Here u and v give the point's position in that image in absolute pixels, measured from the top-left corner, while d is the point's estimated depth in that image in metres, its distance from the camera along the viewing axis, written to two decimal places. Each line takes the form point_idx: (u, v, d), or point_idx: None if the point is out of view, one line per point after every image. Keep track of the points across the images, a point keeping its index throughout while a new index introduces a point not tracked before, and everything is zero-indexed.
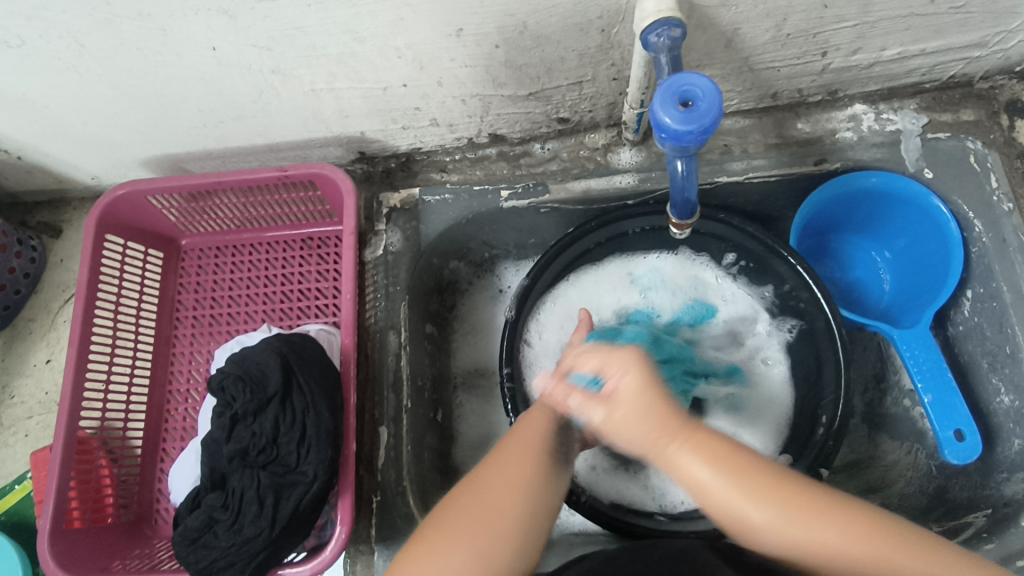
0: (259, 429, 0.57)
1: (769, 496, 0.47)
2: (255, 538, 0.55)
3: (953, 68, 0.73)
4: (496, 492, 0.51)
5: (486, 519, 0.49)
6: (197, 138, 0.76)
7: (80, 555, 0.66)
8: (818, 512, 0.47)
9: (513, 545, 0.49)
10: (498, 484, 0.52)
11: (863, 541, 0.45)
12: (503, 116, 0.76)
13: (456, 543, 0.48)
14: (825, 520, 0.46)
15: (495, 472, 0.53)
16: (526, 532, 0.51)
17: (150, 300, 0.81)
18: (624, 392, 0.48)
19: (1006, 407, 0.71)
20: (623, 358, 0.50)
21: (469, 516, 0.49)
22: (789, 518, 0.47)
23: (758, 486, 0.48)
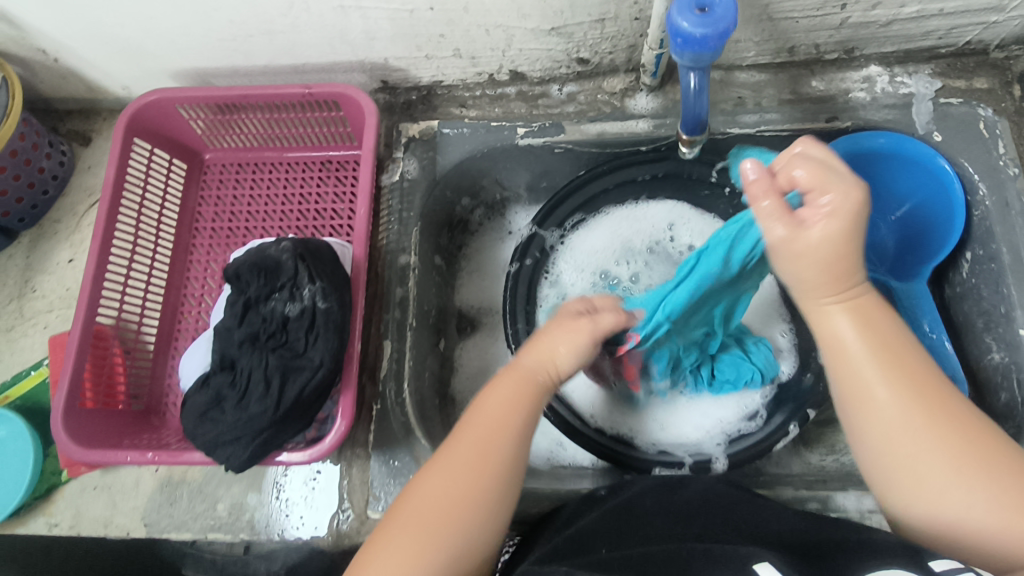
0: (269, 314, 0.60)
1: (922, 399, 0.46)
2: (260, 415, 0.58)
3: (969, 33, 0.74)
4: (468, 457, 0.52)
5: (452, 500, 0.51)
6: (228, 52, 0.78)
7: (90, 432, 0.69)
8: (969, 428, 0.46)
9: (487, 514, 0.51)
10: (477, 443, 0.53)
11: (1004, 476, 0.44)
12: (525, 52, 0.78)
13: (431, 527, 0.49)
14: (987, 467, 0.44)
15: (455, 456, 0.53)
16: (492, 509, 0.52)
17: (172, 208, 0.83)
18: (815, 237, 0.47)
19: (996, 363, 0.73)
20: (845, 190, 0.47)
21: (421, 517, 0.50)
22: (918, 424, 0.46)
23: (935, 414, 0.46)
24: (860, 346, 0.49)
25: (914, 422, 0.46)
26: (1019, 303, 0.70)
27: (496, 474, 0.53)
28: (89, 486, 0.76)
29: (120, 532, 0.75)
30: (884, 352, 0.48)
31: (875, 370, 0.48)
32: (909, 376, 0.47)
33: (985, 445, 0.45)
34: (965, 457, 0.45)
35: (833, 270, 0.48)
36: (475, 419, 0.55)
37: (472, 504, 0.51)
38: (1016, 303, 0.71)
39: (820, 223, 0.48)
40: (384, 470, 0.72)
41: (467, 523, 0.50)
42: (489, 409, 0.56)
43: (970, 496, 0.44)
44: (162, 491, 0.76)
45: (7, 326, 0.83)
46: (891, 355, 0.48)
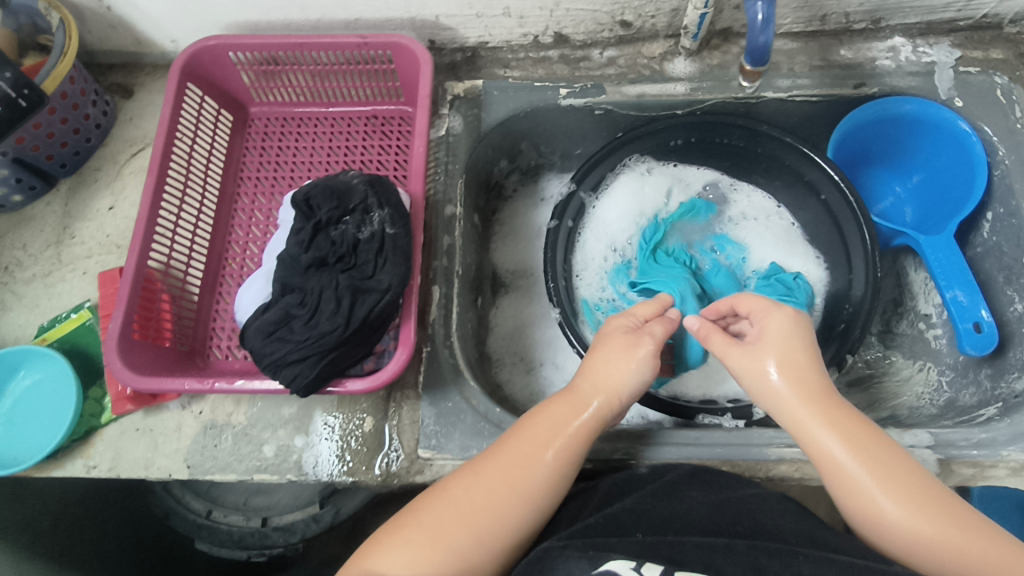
0: (339, 238, 0.61)
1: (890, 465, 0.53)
2: (330, 333, 0.58)
3: (987, 6, 0.80)
4: (494, 477, 0.56)
5: (474, 513, 0.54)
6: (284, 3, 0.80)
7: (142, 364, 0.68)
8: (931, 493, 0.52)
9: (504, 527, 0.55)
10: (508, 463, 0.57)
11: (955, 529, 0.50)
12: (572, 12, 0.81)
13: (447, 534, 0.53)
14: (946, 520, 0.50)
15: (484, 472, 0.57)
16: (512, 525, 0.55)
17: (218, 157, 0.84)
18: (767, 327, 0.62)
19: (1019, 314, 0.76)
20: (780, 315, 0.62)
21: (444, 526, 0.54)
22: (890, 479, 0.52)
23: (898, 474, 0.52)
24: (824, 430, 0.55)
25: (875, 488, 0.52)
26: None
27: (525, 489, 0.56)
28: (130, 428, 0.74)
29: (162, 474, 0.72)
30: (849, 437, 0.54)
31: (833, 441, 0.55)
32: (876, 452, 0.53)
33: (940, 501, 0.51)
34: (931, 512, 0.51)
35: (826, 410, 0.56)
36: (512, 442, 0.59)
37: (492, 516, 0.55)
38: None
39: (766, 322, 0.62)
40: (435, 410, 0.72)
41: (483, 534, 0.54)
42: (527, 430, 0.59)
43: (935, 531, 0.50)
44: (207, 434, 0.73)
45: (45, 271, 0.82)
46: (855, 436, 0.55)
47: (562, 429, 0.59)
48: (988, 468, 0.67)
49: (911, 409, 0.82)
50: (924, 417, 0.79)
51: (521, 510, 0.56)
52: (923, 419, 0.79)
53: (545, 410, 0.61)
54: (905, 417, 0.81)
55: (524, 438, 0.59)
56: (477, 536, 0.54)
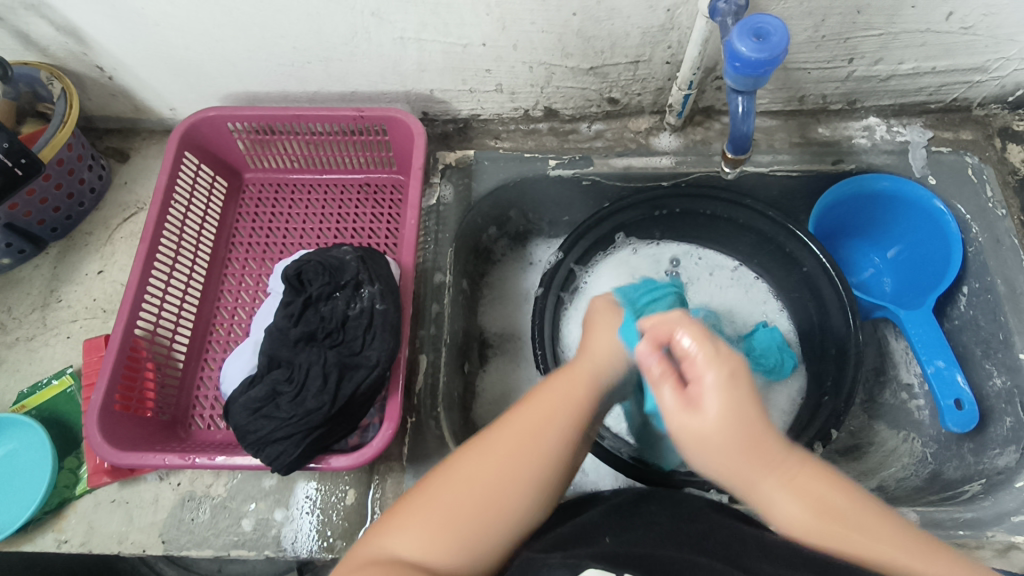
0: (328, 313, 0.61)
1: (877, 531, 0.46)
2: (316, 410, 0.57)
3: (956, 91, 0.83)
4: (512, 447, 0.51)
5: (498, 485, 0.49)
6: (283, 76, 0.83)
7: (123, 436, 0.67)
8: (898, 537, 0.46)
9: (528, 503, 0.50)
10: (523, 432, 0.52)
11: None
12: (561, 89, 0.84)
13: (464, 520, 0.48)
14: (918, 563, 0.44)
15: (497, 439, 0.52)
16: (539, 498, 0.51)
17: (211, 222, 0.85)
18: (710, 418, 0.45)
19: (998, 389, 0.77)
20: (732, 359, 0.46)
21: (456, 506, 0.48)
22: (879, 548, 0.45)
23: (883, 535, 0.46)
24: (787, 498, 0.46)
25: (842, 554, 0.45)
26: (1017, 329, 0.76)
27: (550, 454, 0.51)
28: (105, 499, 0.71)
29: (135, 550, 0.69)
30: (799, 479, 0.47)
31: (782, 493, 0.46)
32: (859, 516, 0.46)
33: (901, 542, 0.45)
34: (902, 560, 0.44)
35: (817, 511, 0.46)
36: (524, 408, 0.54)
37: (518, 488, 0.50)
38: (1014, 330, 0.76)
39: (709, 388, 0.45)
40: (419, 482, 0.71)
41: (510, 507, 0.49)
42: (552, 393, 0.54)
43: None
44: (184, 507, 0.71)
45: (28, 335, 0.81)
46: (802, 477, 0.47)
47: (569, 395, 0.54)
48: (975, 549, 0.67)
49: (897, 482, 0.82)
50: (909, 492, 0.79)
51: (535, 484, 0.50)
52: (909, 492, 0.79)
53: (550, 381, 0.56)
54: (892, 490, 0.80)
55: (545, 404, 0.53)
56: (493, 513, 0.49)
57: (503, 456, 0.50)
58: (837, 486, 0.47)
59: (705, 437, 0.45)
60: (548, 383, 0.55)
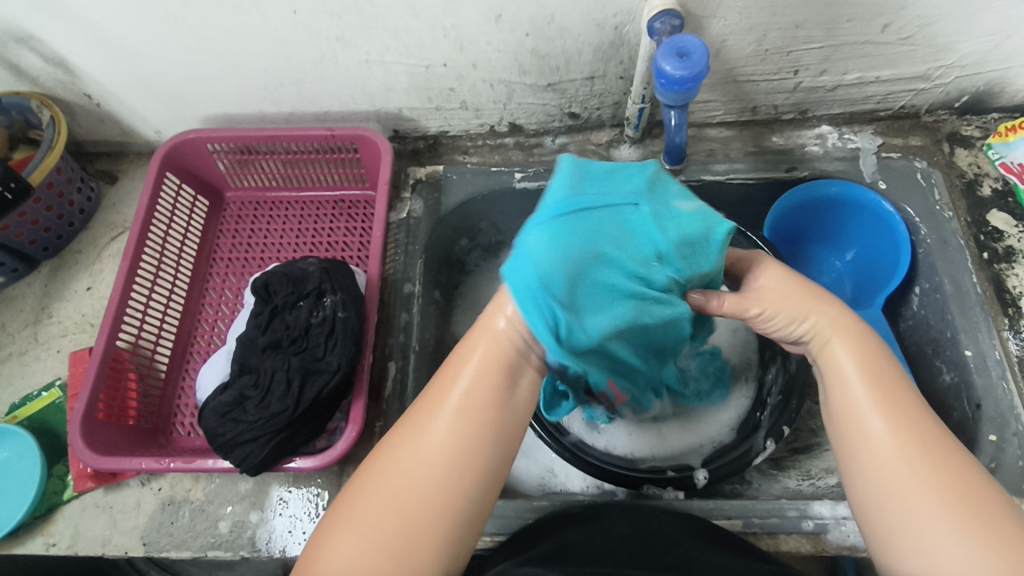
0: (293, 322, 0.65)
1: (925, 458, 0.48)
2: (280, 413, 0.61)
3: (903, 98, 0.86)
4: (430, 446, 0.48)
5: (408, 499, 0.46)
6: (259, 99, 0.87)
7: (104, 442, 0.71)
8: (948, 464, 0.47)
9: (445, 512, 0.47)
10: (434, 438, 0.48)
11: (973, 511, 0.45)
12: (523, 106, 0.88)
13: (378, 533, 0.46)
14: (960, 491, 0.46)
15: (405, 446, 0.48)
16: (457, 500, 0.47)
17: (193, 240, 0.89)
18: (760, 287, 0.60)
19: (949, 384, 0.79)
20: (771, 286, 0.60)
21: (375, 517, 0.46)
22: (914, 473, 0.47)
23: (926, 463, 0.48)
24: (866, 406, 0.51)
25: (869, 402, 0.51)
26: (963, 327, 0.78)
27: (464, 456, 0.48)
28: (90, 504, 0.75)
29: (118, 552, 0.73)
30: (880, 401, 0.51)
31: (864, 393, 0.52)
32: (915, 446, 0.48)
33: (957, 476, 0.47)
34: (936, 483, 0.46)
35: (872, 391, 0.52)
36: (436, 405, 0.50)
37: (433, 495, 0.47)
38: (960, 327, 0.78)
39: (755, 305, 0.59)
40: None
41: (428, 519, 0.46)
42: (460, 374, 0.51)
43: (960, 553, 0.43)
44: (164, 511, 0.74)
45: (21, 350, 0.86)
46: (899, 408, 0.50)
47: (481, 382, 0.50)
48: None
49: None
50: None
51: (459, 487, 0.47)
52: None
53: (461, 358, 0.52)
54: None
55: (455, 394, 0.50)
56: (421, 513, 0.46)
57: (426, 451, 0.48)
58: (897, 413, 0.50)
59: (770, 298, 0.59)
60: (455, 363, 0.52)
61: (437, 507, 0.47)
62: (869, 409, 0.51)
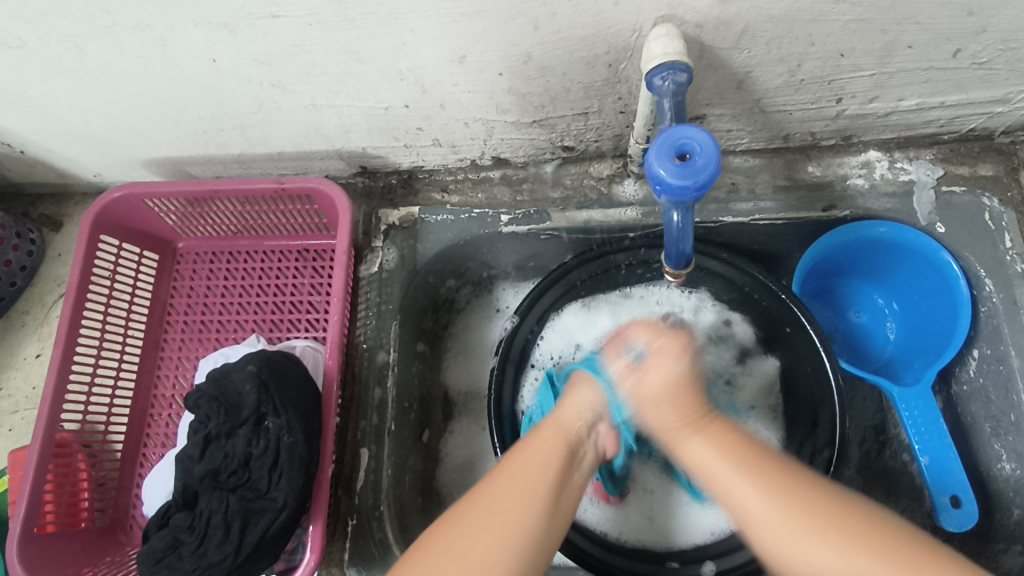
0: (231, 451, 0.57)
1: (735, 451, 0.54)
2: (219, 563, 0.54)
3: (973, 122, 0.71)
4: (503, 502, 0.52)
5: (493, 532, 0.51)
6: (199, 143, 0.75)
7: (47, 559, 0.65)
8: (779, 477, 0.51)
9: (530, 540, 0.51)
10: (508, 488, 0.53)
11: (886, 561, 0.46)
12: (507, 141, 0.74)
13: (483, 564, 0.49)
14: (825, 527, 0.48)
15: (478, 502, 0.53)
16: (534, 543, 0.52)
17: (141, 303, 0.80)
18: (656, 379, 0.57)
19: (1007, 475, 0.69)
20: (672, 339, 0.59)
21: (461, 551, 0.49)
22: (784, 511, 0.49)
23: (767, 476, 0.51)
24: (695, 438, 0.55)
25: (712, 455, 0.54)
26: None
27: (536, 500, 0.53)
28: None
29: None
30: (721, 448, 0.54)
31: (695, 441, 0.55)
32: (769, 477, 0.51)
33: (789, 490, 0.50)
34: (847, 536, 0.47)
35: (677, 407, 0.56)
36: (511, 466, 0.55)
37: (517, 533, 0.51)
38: None
39: (662, 367, 0.57)
40: None
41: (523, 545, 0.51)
42: (530, 458, 0.56)
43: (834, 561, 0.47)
44: None
45: None
46: (726, 448, 0.54)
47: (556, 454, 0.56)
48: None
49: None
50: None
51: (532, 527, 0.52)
52: None
53: (533, 445, 0.57)
54: None
55: (530, 468, 0.55)
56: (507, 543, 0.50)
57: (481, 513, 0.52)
58: (739, 442, 0.55)
59: (652, 391, 0.57)
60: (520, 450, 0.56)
61: (521, 536, 0.51)
62: (716, 459, 0.53)
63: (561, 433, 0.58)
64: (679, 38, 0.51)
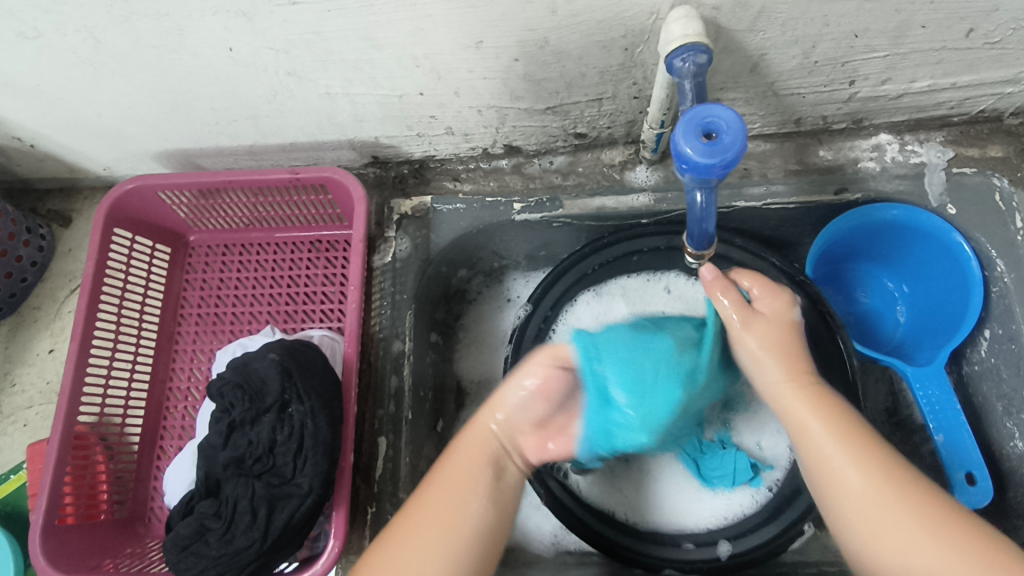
0: (256, 437, 0.57)
1: (850, 439, 0.54)
2: (246, 549, 0.54)
3: (983, 103, 0.71)
4: (432, 524, 0.56)
5: (438, 525, 0.56)
6: (211, 134, 0.75)
7: (69, 551, 0.65)
8: (890, 462, 0.53)
9: (473, 525, 0.57)
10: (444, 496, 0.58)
11: (951, 538, 0.49)
12: (520, 128, 0.74)
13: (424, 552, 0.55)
14: (915, 509, 0.51)
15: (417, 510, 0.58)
16: (478, 531, 0.57)
17: (155, 296, 0.80)
18: (754, 348, 0.59)
19: (1021, 452, 0.70)
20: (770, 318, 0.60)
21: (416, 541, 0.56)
22: (879, 492, 0.52)
23: (862, 447, 0.54)
24: (811, 415, 0.56)
25: (819, 426, 0.55)
26: None
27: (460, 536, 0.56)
28: None
29: None
30: (829, 427, 0.55)
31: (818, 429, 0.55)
32: (873, 461, 0.53)
33: (896, 480, 0.52)
34: (917, 522, 0.50)
35: (789, 361, 0.59)
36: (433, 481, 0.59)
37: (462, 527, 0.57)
38: None
39: (756, 335, 0.59)
40: None
41: (471, 540, 0.57)
42: (457, 465, 0.59)
43: (933, 557, 0.49)
44: None
45: None
46: (828, 415, 0.56)
47: (477, 464, 0.60)
48: None
49: None
50: None
51: (464, 545, 0.56)
52: None
53: (459, 448, 0.61)
54: None
55: (456, 473, 0.59)
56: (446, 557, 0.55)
57: (431, 518, 0.57)
58: (829, 404, 0.57)
59: (769, 342, 0.59)
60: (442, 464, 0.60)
61: (458, 554, 0.55)
62: (833, 442, 0.55)
63: (483, 444, 0.61)
64: (698, 20, 0.51)
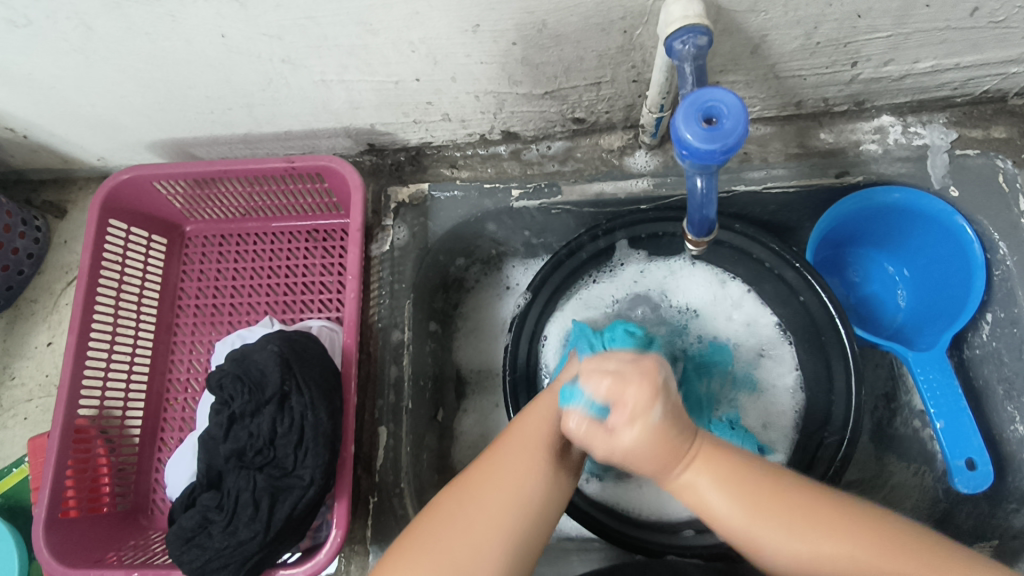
0: (256, 430, 0.57)
1: (738, 485, 0.45)
2: (250, 541, 0.54)
3: (986, 83, 0.70)
4: (507, 475, 0.50)
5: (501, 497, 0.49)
6: (205, 123, 0.74)
7: (72, 544, 0.65)
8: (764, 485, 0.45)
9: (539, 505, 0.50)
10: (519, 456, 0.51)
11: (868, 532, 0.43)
12: (518, 114, 0.73)
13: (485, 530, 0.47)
14: (812, 520, 0.43)
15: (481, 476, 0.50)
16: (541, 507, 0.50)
17: (153, 288, 0.80)
18: (630, 444, 0.45)
19: (1021, 436, 0.70)
20: (635, 385, 0.45)
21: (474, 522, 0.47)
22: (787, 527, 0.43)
23: (750, 492, 0.45)
24: (705, 491, 0.46)
25: (710, 489, 0.46)
26: None
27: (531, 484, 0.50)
28: None
29: None
30: (721, 479, 0.46)
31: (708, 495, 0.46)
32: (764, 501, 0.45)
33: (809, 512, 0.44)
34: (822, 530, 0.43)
35: (656, 452, 0.45)
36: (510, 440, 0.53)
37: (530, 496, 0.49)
38: None
39: (628, 427, 0.45)
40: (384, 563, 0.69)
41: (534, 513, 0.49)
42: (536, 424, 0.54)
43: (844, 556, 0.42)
44: None
45: None
46: (725, 475, 0.46)
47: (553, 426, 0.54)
48: None
49: None
50: None
51: (522, 523, 0.48)
52: None
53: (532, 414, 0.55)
54: None
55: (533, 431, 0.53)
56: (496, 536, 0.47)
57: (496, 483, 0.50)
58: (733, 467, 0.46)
59: (631, 456, 0.45)
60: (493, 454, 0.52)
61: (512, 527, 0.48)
62: (714, 489, 0.46)
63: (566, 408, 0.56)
64: None
